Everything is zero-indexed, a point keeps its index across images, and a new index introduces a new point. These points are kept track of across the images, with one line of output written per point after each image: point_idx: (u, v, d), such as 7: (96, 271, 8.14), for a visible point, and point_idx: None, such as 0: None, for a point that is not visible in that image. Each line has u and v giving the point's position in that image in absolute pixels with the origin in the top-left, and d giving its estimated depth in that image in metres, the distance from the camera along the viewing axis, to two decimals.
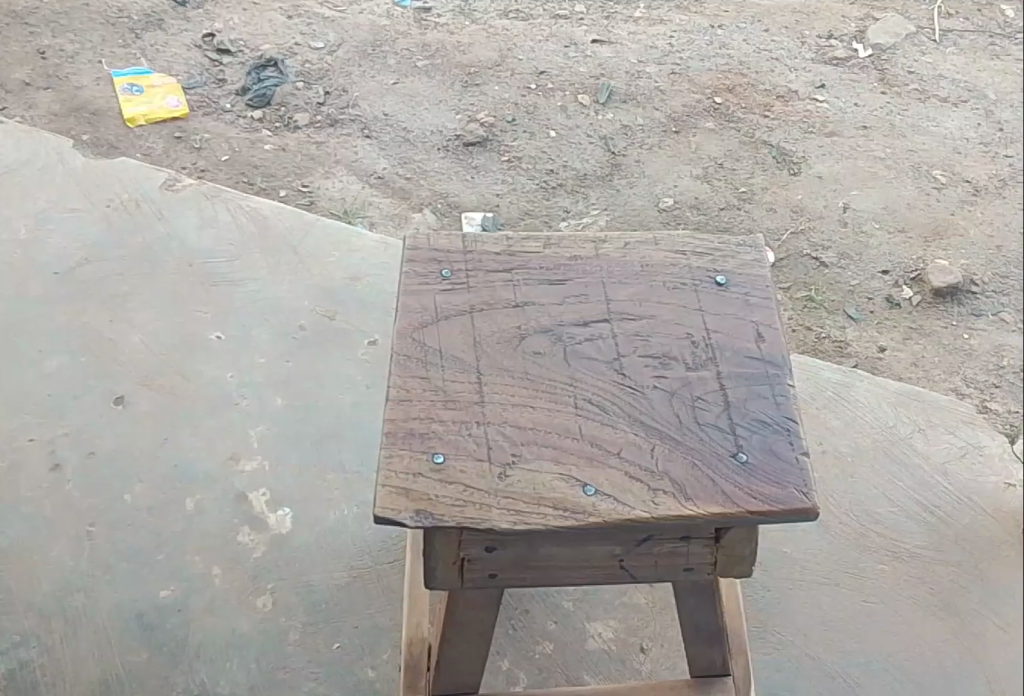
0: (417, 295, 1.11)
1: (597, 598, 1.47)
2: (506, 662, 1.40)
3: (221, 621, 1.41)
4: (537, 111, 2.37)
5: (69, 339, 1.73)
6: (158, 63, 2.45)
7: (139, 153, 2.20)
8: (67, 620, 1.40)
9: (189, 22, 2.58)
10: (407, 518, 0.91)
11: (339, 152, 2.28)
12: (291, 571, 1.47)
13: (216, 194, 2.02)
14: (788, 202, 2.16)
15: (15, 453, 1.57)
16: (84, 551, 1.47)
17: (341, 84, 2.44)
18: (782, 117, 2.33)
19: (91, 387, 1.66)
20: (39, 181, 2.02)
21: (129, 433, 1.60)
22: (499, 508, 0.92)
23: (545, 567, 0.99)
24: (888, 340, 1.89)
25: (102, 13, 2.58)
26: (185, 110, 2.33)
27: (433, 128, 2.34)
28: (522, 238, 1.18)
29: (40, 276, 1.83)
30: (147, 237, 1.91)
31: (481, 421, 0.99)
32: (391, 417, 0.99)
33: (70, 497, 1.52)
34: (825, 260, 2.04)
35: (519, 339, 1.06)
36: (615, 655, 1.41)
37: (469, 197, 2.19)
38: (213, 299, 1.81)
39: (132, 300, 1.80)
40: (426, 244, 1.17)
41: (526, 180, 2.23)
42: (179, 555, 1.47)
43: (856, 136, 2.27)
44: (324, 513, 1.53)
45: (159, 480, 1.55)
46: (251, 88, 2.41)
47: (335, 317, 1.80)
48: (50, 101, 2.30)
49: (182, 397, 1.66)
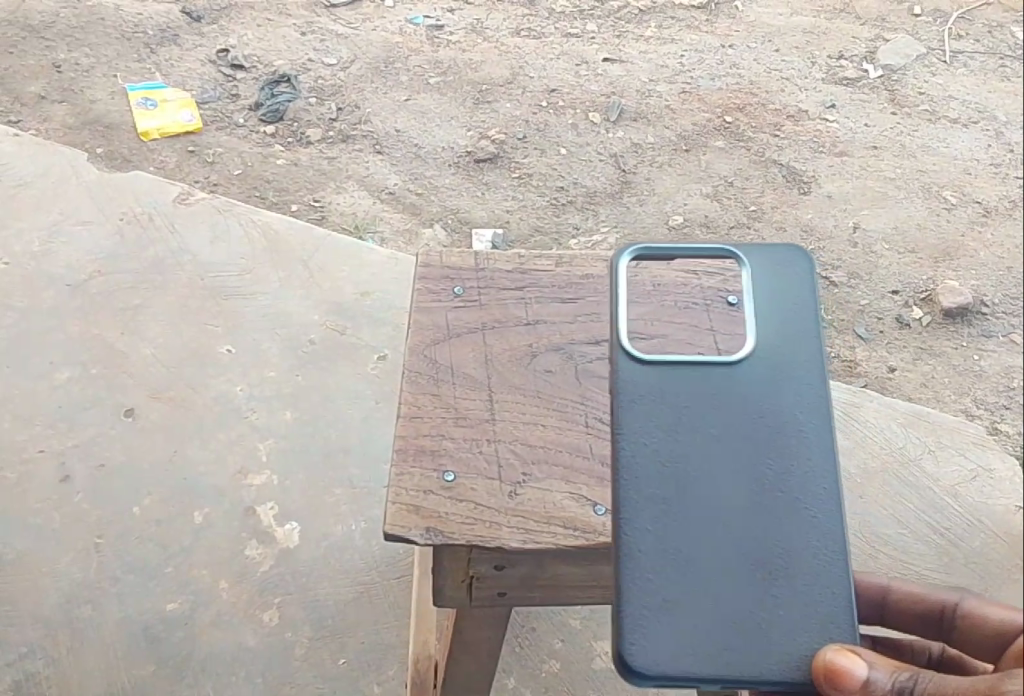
0: (429, 312, 1.11)
1: (604, 617, 1.46)
2: (511, 681, 1.39)
3: (227, 635, 1.41)
4: (547, 130, 2.36)
5: (79, 350, 1.74)
6: (173, 78, 2.47)
7: (152, 167, 2.21)
8: (73, 631, 1.40)
9: (204, 37, 2.60)
10: (416, 535, 0.92)
11: (351, 168, 2.33)
12: (298, 585, 1.47)
13: (227, 207, 2.02)
14: (797, 221, 2.20)
15: (24, 464, 1.57)
16: (92, 563, 1.47)
17: (354, 100, 2.48)
18: (793, 137, 2.29)
19: (100, 399, 1.66)
20: (52, 193, 2.03)
21: (139, 445, 1.61)
22: (509, 526, 0.92)
23: (554, 586, 0.99)
24: (897, 361, 2.04)
25: (119, 27, 2.60)
26: (199, 125, 2.34)
27: (443, 146, 2.38)
28: (534, 255, 1.17)
29: (53, 288, 1.84)
30: (157, 250, 1.92)
31: (491, 439, 0.99)
32: (401, 433, 0.99)
33: (78, 508, 1.53)
34: (835, 280, 2.10)
35: (531, 357, 1.06)
36: (622, 675, 1.41)
37: (480, 213, 2.26)
38: (224, 313, 1.82)
39: (143, 312, 1.81)
40: (437, 260, 1.16)
41: (537, 198, 2.30)
42: (186, 569, 1.47)
43: (865, 155, 2.17)
44: (332, 528, 1.53)
45: (168, 492, 1.55)
46: (264, 103, 2.44)
47: (345, 332, 1.80)
48: (65, 115, 2.32)
49: (192, 409, 1.66)
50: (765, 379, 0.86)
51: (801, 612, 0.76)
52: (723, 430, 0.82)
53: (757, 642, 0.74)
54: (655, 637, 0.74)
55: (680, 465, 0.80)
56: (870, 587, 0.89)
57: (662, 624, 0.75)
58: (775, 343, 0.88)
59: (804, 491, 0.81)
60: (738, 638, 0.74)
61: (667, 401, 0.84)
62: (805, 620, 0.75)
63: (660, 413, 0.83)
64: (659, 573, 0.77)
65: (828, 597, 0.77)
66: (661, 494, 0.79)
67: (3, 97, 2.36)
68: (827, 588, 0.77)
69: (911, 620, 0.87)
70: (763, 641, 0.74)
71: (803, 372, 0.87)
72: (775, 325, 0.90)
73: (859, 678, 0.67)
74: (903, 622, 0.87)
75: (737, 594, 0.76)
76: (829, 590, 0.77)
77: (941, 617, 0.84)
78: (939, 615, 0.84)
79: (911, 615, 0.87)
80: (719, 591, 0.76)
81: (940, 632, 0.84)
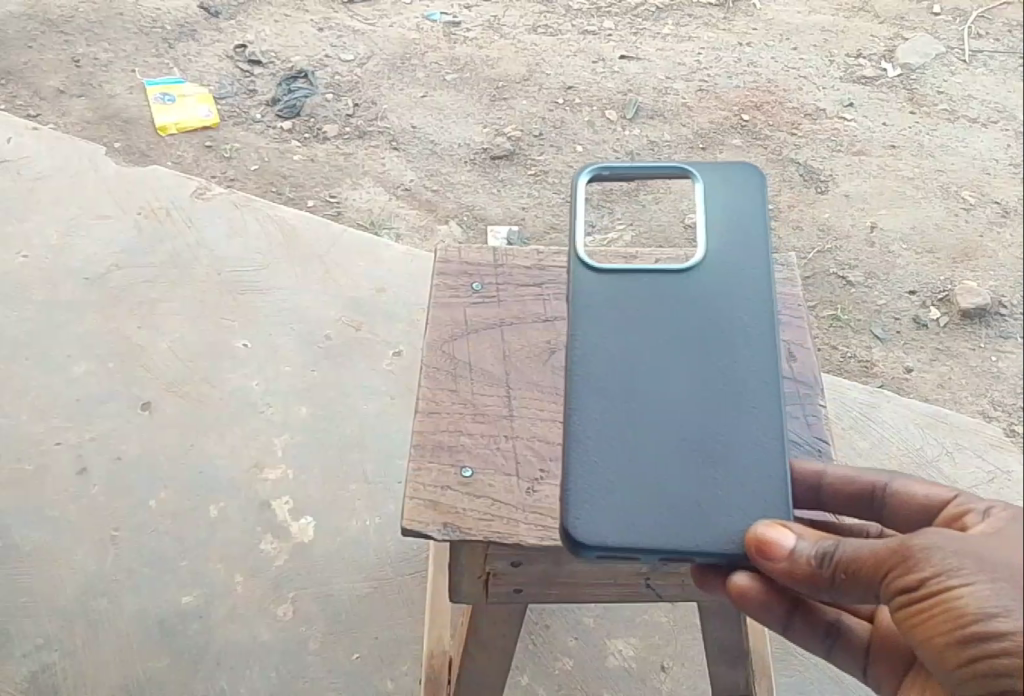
0: (447, 308, 1.10)
1: (618, 615, 1.46)
2: (525, 677, 1.39)
3: (242, 628, 1.41)
4: (564, 127, 2.37)
5: (97, 344, 1.75)
6: (190, 74, 2.47)
7: (169, 162, 2.22)
8: (89, 623, 1.41)
9: (222, 33, 2.60)
10: (434, 531, 0.91)
11: (367, 164, 2.30)
12: (312, 580, 1.47)
13: (245, 202, 2.02)
14: (815, 219, 2.13)
15: (41, 456, 1.58)
16: (108, 555, 1.47)
17: (370, 96, 2.46)
18: (809, 136, 2.30)
19: (117, 392, 1.67)
20: (71, 187, 2.04)
21: (155, 438, 1.61)
22: (526, 523, 0.92)
23: (569, 584, 0.99)
24: (915, 361, 1.89)
25: (137, 23, 2.61)
26: (217, 120, 2.35)
27: (460, 142, 2.36)
28: (553, 252, 1.17)
29: (71, 281, 1.85)
30: (174, 245, 1.93)
31: (509, 435, 0.99)
32: (419, 429, 0.99)
33: (94, 500, 1.53)
34: (851, 280, 2.02)
35: (549, 353, 1.06)
36: (636, 673, 1.41)
37: (494, 210, 2.21)
38: (241, 308, 1.82)
39: (160, 306, 1.82)
40: (456, 256, 1.16)
41: (552, 195, 2.23)
42: (201, 562, 1.48)
43: (884, 156, 2.24)
44: (346, 523, 1.53)
45: (183, 486, 1.56)
46: (281, 99, 2.43)
47: (361, 328, 1.80)
48: (83, 110, 2.33)
49: (208, 404, 1.66)
50: (711, 291, 0.92)
51: (736, 500, 0.81)
52: (668, 335, 0.88)
53: (692, 520, 0.80)
54: (599, 510, 0.80)
55: (625, 362, 0.87)
56: (804, 474, 0.89)
57: (603, 501, 0.81)
58: (722, 254, 0.94)
59: (749, 387, 0.86)
60: (673, 516, 0.80)
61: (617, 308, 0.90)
62: (740, 502, 0.81)
63: (610, 321, 0.89)
64: (604, 457, 0.83)
65: (764, 481, 0.82)
66: (605, 391, 0.85)
67: (22, 91, 2.37)
68: (763, 476, 0.82)
69: (842, 501, 0.87)
70: (697, 522, 0.80)
71: (749, 282, 0.92)
72: (727, 240, 0.95)
73: (787, 548, 0.73)
74: (834, 504, 0.88)
75: (674, 477, 0.82)
76: (763, 476, 0.82)
77: (872, 497, 0.86)
78: (870, 494, 0.86)
79: (843, 498, 0.87)
80: (657, 473, 0.82)
81: (873, 512, 0.86)
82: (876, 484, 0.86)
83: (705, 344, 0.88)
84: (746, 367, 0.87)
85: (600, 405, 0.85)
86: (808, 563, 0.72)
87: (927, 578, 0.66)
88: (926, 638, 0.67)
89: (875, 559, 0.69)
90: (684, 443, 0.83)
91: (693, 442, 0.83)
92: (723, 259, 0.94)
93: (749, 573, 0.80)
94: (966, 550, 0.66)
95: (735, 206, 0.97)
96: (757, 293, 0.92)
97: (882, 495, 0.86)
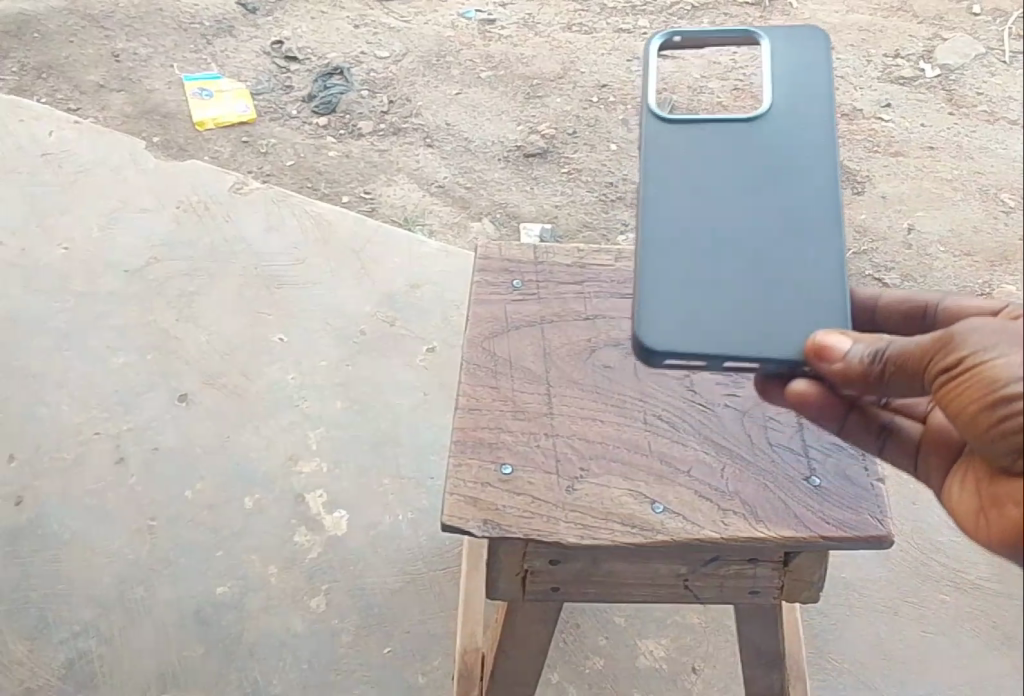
0: (488, 304, 1.11)
1: (649, 615, 1.46)
2: (556, 676, 1.39)
3: (276, 620, 1.42)
4: (598, 125, 2.37)
5: (136, 335, 1.77)
6: (228, 69, 2.49)
7: (207, 156, 2.24)
8: (126, 611, 1.42)
9: (259, 29, 2.62)
10: (474, 527, 0.91)
11: (401, 160, 2.30)
12: (345, 573, 1.48)
13: (282, 197, 2.03)
14: (851, 221, 2.11)
15: (81, 445, 1.60)
16: (145, 544, 1.49)
17: (405, 93, 2.47)
18: (846, 136, 2.28)
19: (156, 384, 1.69)
20: (111, 180, 2.06)
21: (192, 430, 1.63)
22: (566, 522, 0.91)
23: (607, 583, 0.99)
24: None
25: (176, 18, 2.63)
26: (253, 116, 2.36)
27: (494, 139, 2.36)
28: (594, 251, 1.17)
29: (110, 273, 1.87)
30: (212, 238, 1.94)
31: (549, 433, 0.99)
32: (459, 425, 1.00)
33: (132, 490, 1.55)
34: (887, 281, 1.99)
35: (589, 351, 1.06)
36: (667, 674, 1.40)
37: (528, 208, 2.20)
38: (276, 302, 1.84)
39: (197, 300, 1.83)
40: (497, 253, 1.16)
41: (585, 193, 2.22)
42: (236, 552, 1.49)
43: (923, 156, 2.23)
44: (379, 518, 1.54)
45: (219, 477, 1.57)
46: (317, 95, 2.44)
47: (395, 323, 1.81)
48: (123, 104, 2.36)
49: (245, 397, 1.68)
50: (777, 135, 0.95)
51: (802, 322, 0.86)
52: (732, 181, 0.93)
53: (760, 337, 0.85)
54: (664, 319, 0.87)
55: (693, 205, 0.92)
56: (862, 300, 0.97)
57: (669, 314, 0.87)
58: (788, 104, 0.96)
59: (810, 226, 0.91)
60: (739, 333, 0.85)
61: (686, 152, 0.95)
62: (799, 316, 0.86)
63: (677, 167, 0.94)
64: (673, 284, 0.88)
65: (827, 308, 0.87)
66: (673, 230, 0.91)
67: (63, 85, 2.40)
68: (824, 299, 0.87)
69: (896, 322, 0.96)
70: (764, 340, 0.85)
71: (814, 127, 0.95)
72: (791, 90, 0.97)
73: (843, 351, 0.74)
74: (887, 327, 0.96)
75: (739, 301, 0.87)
76: (826, 302, 0.87)
77: (923, 315, 0.95)
78: (923, 313, 0.95)
79: (897, 319, 0.96)
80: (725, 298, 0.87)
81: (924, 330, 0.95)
82: (928, 305, 0.95)
83: (768, 188, 0.93)
84: (811, 208, 0.92)
85: (669, 239, 0.91)
86: (862, 363, 0.72)
87: (965, 357, 0.65)
88: (959, 423, 0.67)
89: (919, 352, 0.69)
90: (748, 271, 0.88)
91: (755, 270, 0.89)
92: (788, 106, 0.96)
93: (807, 381, 0.82)
94: (1005, 332, 0.66)
95: (798, 58, 0.98)
96: (821, 136, 0.95)
97: (933, 312, 0.94)
